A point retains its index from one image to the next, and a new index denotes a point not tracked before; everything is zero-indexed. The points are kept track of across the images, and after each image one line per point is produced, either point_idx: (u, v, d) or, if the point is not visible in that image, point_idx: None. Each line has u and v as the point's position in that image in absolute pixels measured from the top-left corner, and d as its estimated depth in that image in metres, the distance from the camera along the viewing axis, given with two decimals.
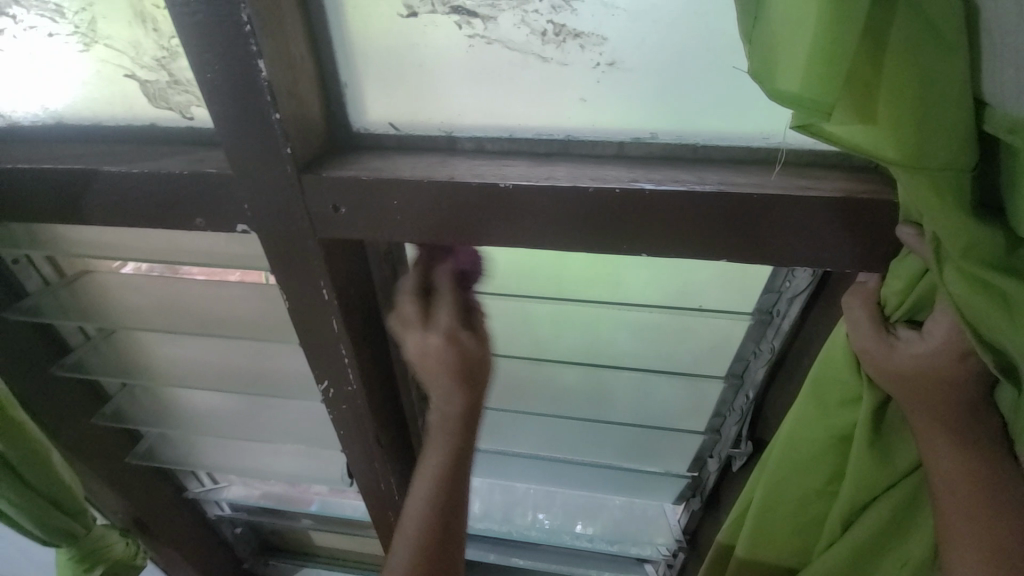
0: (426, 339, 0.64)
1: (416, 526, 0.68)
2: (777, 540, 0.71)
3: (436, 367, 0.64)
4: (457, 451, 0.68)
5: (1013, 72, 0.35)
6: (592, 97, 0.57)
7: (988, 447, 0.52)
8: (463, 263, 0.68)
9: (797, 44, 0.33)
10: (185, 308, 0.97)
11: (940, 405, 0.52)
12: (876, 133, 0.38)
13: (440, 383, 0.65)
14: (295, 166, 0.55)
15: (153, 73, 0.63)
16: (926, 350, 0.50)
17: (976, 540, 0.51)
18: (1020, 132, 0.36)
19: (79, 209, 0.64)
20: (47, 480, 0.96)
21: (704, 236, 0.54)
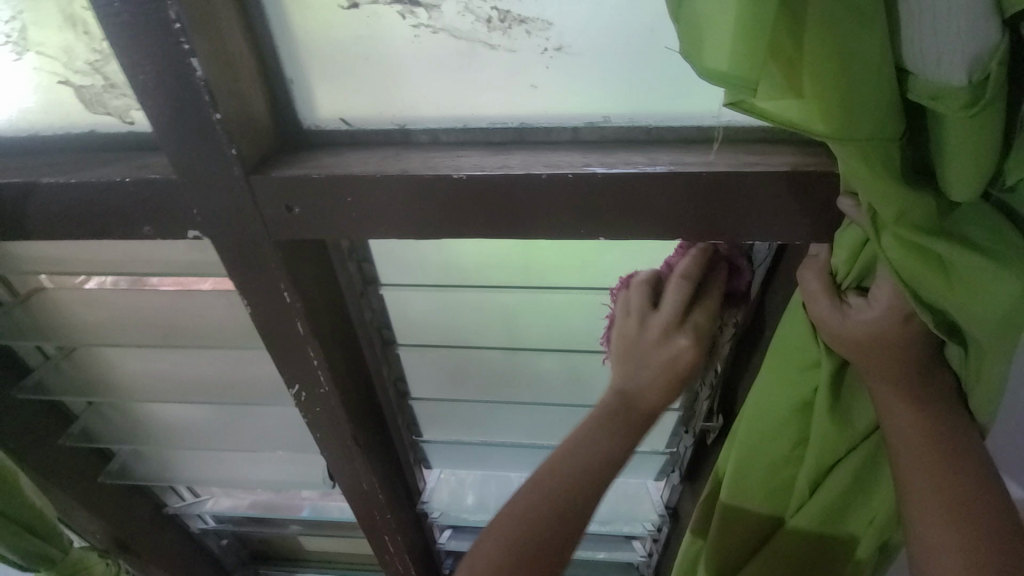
0: (677, 336, 0.63)
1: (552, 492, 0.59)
2: (751, 510, 0.74)
3: (657, 362, 0.63)
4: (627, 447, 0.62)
5: (931, 41, 0.37)
6: (543, 84, 0.57)
7: (936, 402, 0.54)
8: (736, 283, 0.66)
9: (722, 23, 0.34)
10: (149, 320, 0.95)
11: (892, 368, 0.54)
12: (806, 106, 0.39)
13: (650, 376, 0.63)
14: (242, 168, 0.53)
15: (87, 77, 0.60)
16: (875, 316, 0.52)
17: (933, 493, 0.53)
18: (941, 99, 0.38)
19: (20, 224, 0.61)
20: (17, 506, 0.93)
21: (659, 216, 0.54)
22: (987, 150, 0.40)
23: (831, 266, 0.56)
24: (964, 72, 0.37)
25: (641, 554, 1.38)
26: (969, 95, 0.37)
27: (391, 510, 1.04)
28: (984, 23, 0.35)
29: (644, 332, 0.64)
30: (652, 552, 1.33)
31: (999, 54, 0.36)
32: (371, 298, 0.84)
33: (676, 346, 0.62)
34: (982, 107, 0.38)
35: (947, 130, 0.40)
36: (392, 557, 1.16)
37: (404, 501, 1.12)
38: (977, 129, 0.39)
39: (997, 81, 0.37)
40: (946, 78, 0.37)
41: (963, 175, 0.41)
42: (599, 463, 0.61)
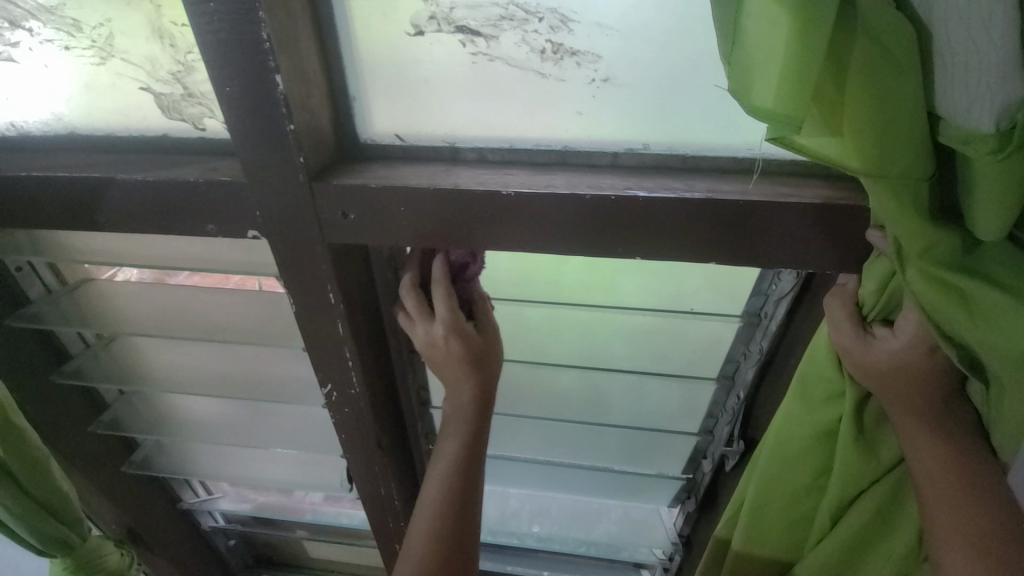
0: (432, 331, 0.69)
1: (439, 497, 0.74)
2: (769, 537, 0.74)
3: (441, 359, 0.71)
4: (470, 439, 0.74)
5: (964, 89, 0.39)
6: (588, 110, 0.61)
7: (960, 437, 0.55)
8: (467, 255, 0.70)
9: (770, 66, 0.37)
10: (188, 314, 0.99)
11: (912, 399, 0.55)
12: (842, 144, 0.42)
13: (450, 374, 0.72)
14: (307, 175, 0.58)
15: (168, 86, 0.66)
16: (897, 348, 0.54)
17: (955, 527, 0.54)
18: (971, 144, 0.41)
19: (93, 216, 0.66)
20: (45, 490, 0.96)
21: (693, 239, 0.57)
22: (1015, 192, 0.42)
23: (856, 297, 0.59)
24: (994, 119, 0.39)
25: None
26: (998, 140, 0.40)
27: (404, 518, 1.05)
28: (1016, 75, 0.38)
29: (423, 333, 0.70)
30: None
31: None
32: None
33: (438, 335, 0.69)
34: (1010, 151, 0.40)
35: (976, 172, 0.43)
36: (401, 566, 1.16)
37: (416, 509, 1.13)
38: (1006, 172, 0.41)
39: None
40: (978, 124, 0.40)
41: (991, 214, 0.44)
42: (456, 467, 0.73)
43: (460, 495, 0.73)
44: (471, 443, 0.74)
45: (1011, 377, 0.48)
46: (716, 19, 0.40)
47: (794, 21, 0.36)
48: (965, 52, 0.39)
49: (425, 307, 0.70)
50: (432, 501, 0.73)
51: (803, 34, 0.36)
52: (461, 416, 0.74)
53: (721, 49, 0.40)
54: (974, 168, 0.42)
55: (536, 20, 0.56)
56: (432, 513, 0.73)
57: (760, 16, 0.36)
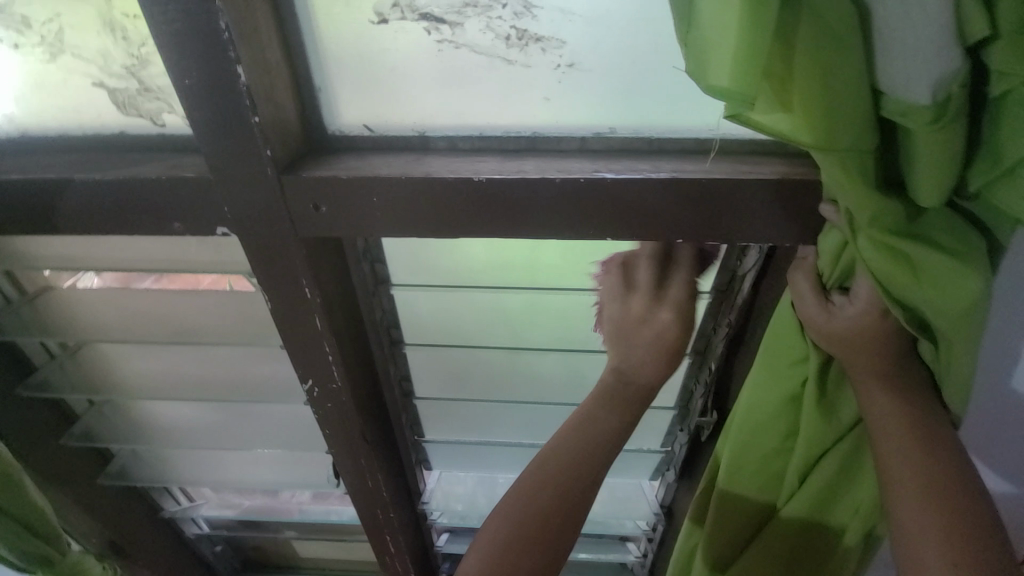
0: (659, 309, 0.65)
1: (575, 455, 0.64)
2: (744, 499, 0.78)
3: (649, 339, 0.65)
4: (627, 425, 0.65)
5: (901, 65, 0.42)
6: (555, 96, 0.62)
7: (915, 392, 0.59)
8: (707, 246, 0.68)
9: (724, 46, 0.39)
10: (159, 318, 0.96)
11: (872, 362, 0.59)
12: (796, 120, 0.44)
13: (642, 353, 0.65)
14: (275, 168, 0.57)
15: (122, 81, 0.63)
16: (856, 314, 0.57)
17: (909, 478, 0.57)
18: (910, 116, 0.44)
19: (51, 219, 0.63)
20: (21, 506, 0.93)
21: (661, 219, 0.59)
22: (950, 160, 0.46)
23: (816, 268, 0.62)
24: (929, 92, 0.42)
25: (636, 555, 1.42)
26: (933, 112, 0.43)
27: (393, 509, 1.06)
28: (947, 50, 0.41)
29: (629, 305, 0.67)
30: (647, 553, 1.38)
31: (958, 77, 0.42)
32: (382, 298, 0.87)
33: (662, 316, 0.65)
34: (945, 122, 0.44)
35: (916, 143, 0.46)
36: (392, 558, 1.17)
37: (405, 501, 1.13)
38: (942, 142, 0.45)
39: (957, 100, 0.43)
40: (916, 96, 0.43)
41: (930, 183, 0.47)
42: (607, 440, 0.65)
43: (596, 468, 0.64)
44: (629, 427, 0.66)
45: (954, 333, 0.53)
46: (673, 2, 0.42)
47: (745, 2, 0.38)
48: (902, 29, 0.41)
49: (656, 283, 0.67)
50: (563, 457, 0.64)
51: (755, 15, 0.38)
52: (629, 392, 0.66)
53: (678, 32, 0.42)
54: (915, 139, 0.46)
55: (500, 6, 0.57)
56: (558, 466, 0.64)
57: (714, 1, 0.39)
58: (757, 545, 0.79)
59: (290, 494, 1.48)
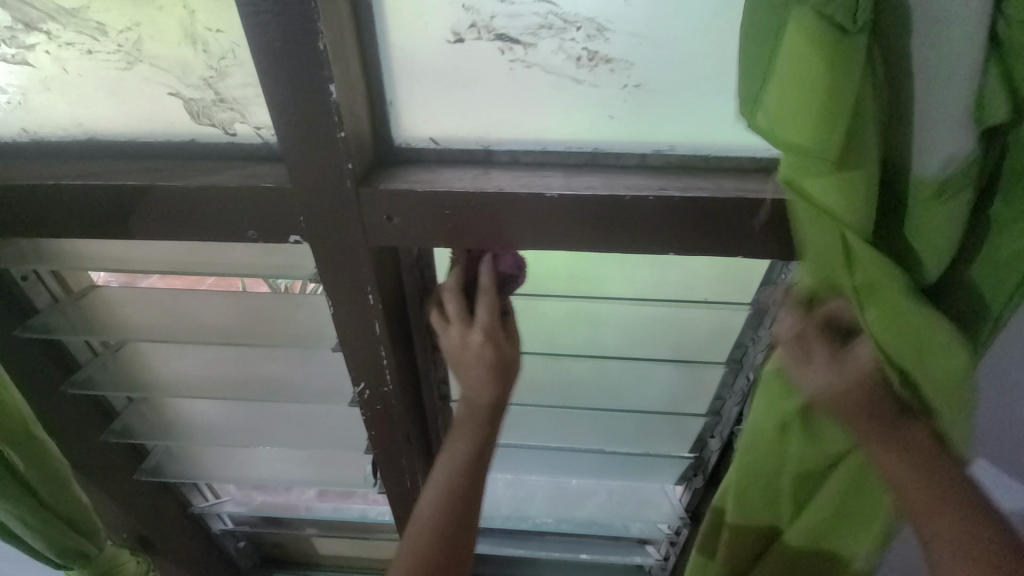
0: (468, 335, 0.68)
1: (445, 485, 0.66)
2: (746, 539, 0.72)
3: (472, 362, 0.68)
4: (484, 443, 0.68)
5: (924, 145, 0.45)
6: (619, 114, 0.64)
7: (916, 438, 0.50)
8: (512, 260, 0.70)
9: (799, 106, 0.43)
10: (202, 318, 0.98)
11: (874, 426, 0.51)
12: (836, 186, 0.46)
13: (472, 375, 0.68)
14: (354, 180, 0.59)
15: (198, 91, 0.66)
16: (830, 370, 0.52)
17: (947, 540, 0.48)
18: (917, 188, 0.47)
19: (128, 224, 0.65)
20: (65, 502, 0.94)
21: (727, 235, 0.61)
22: (946, 236, 0.48)
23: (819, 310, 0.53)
24: (934, 170, 0.46)
25: (656, 557, 1.45)
26: (933, 187, 0.46)
27: None
28: (966, 131, 0.44)
29: (450, 336, 0.70)
30: (668, 555, 1.41)
31: (969, 157, 0.45)
32: None
33: (473, 342, 0.68)
34: (946, 198, 0.46)
35: (918, 215, 0.48)
36: None
37: None
38: (944, 218, 0.47)
39: (959, 179, 0.46)
40: (924, 171, 0.46)
41: (929, 256, 0.49)
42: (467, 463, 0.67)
43: (468, 487, 0.66)
44: (484, 443, 0.68)
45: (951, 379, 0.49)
46: (742, 81, 0.47)
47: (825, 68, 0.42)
48: (931, 106, 0.44)
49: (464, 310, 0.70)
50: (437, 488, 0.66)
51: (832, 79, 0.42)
52: (475, 418, 0.68)
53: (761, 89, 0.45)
54: (915, 212, 0.48)
55: (573, 29, 0.59)
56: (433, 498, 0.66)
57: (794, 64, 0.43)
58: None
59: (300, 492, 1.49)
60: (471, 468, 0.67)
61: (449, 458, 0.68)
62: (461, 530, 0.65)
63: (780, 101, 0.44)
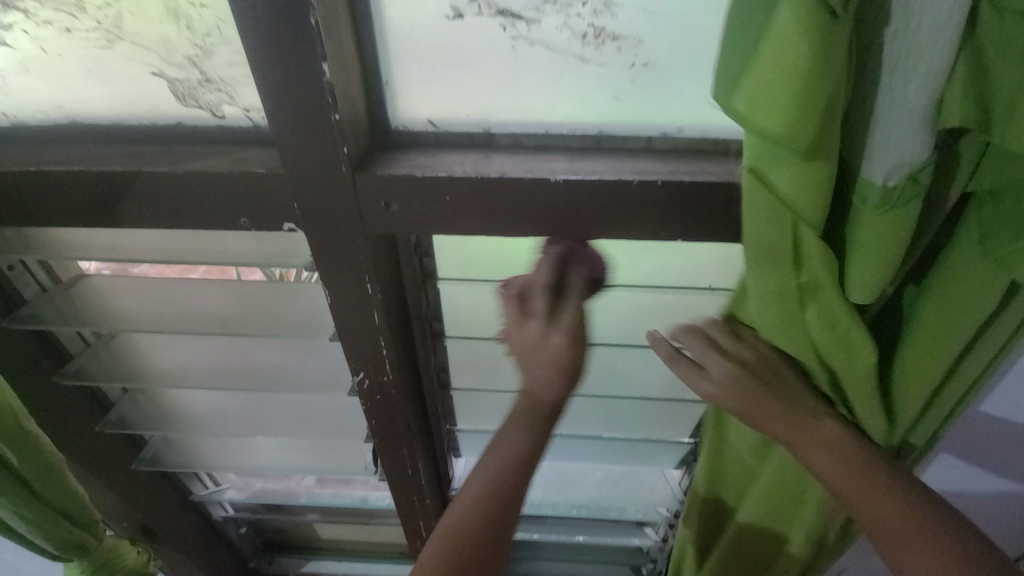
0: (547, 335, 0.62)
1: (489, 480, 0.59)
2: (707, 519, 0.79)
3: (544, 361, 0.62)
4: (539, 441, 0.61)
5: (879, 151, 0.41)
6: (625, 95, 0.62)
7: (819, 424, 0.56)
8: (595, 268, 0.65)
9: (762, 84, 0.39)
10: (195, 308, 0.96)
11: (769, 422, 0.57)
12: (791, 177, 0.42)
13: (542, 374, 0.62)
14: (350, 165, 0.56)
15: (183, 71, 0.62)
16: (722, 376, 0.58)
17: (874, 511, 0.53)
18: (864, 196, 0.43)
19: (115, 212, 0.63)
20: (61, 495, 0.93)
21: (735, 220, 0.59)
22: (886, 254, 0.44)
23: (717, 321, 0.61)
24: (881, 179, 0.42)
25: (654, 538, 1.47)
26: (879, 199, 0.43)
27: (429, 495, 1.09)
28: (927, 139, 0.41)
29: (523, 334, 0.63)
30: (667, 536, 1.42)
31: (924, 167, 0.42)
32: (428, 290, 0.87)
33: (554, 342, 0.62)
34: (888, 209, 0.43)
35: (859, 228, 0.45)
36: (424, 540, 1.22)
37: (436, 487, 1.16)
38: (885, 227, 0.43)
39: (909, 192, 0.42)
40: (872, 177, 0.42)
41: (864, 275, 0.46)
42: (518, 460, 0.60)
43: (518, 483, 0.59)
44: (538, 440, 0.61)
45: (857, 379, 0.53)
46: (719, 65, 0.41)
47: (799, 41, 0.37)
48: (898, 107, 0.40)
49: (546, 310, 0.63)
50: (479, 483, 0.59)
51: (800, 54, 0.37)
52: (533, 413, 0.62)
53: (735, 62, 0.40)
54: (858, 225, 0.45)
55: (579, 4, 0.56)
56: (472, 492, 0.59)
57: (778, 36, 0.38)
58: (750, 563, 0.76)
59: (299, 478, 1.49)
60: (523, 463, 0.60)
61: (499, 452, 0.60)
62: (501, 528, 0.58)
63: (749, 76, 0.40)
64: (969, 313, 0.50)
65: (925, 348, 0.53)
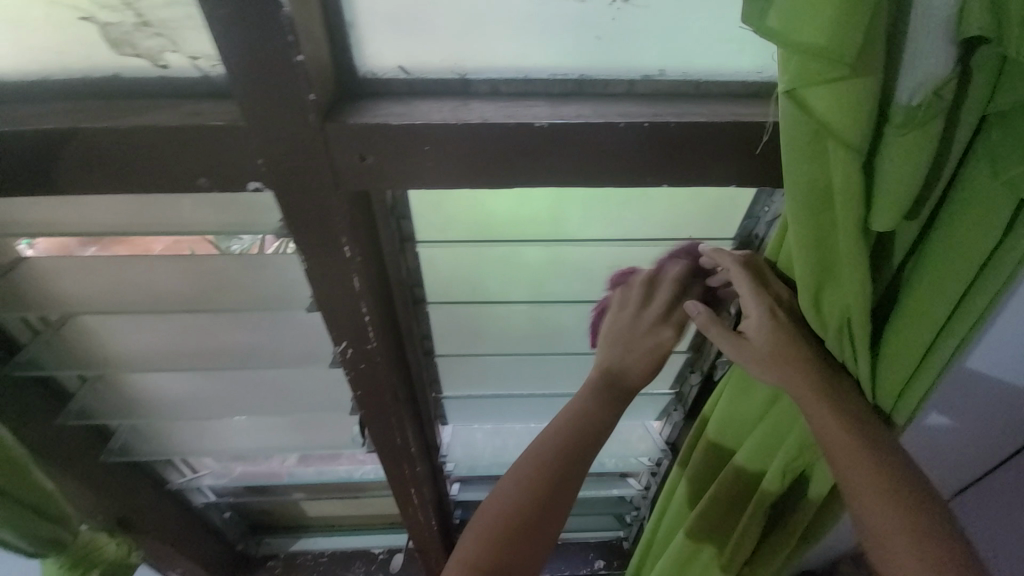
0: (664, 329, 0.74)
1: (567, 431, 0.70)
2: (703, 465, 0.84)
3: (643, 350, 0.74)
4: (606, 413, 0.71)
5: (912, 66, 0.40)
6: (606, 35, 0.59)
7: (834, 383, 0.58)
8: (716, 281, 0.75)
9: None
10: (150, 286, 0.89)
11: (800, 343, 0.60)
12: (830, 95, 0.40)
13: (637, 359, 0.74)
14: (318, 114, 0.52)
15: (117, 14, 0.55)
16: (771, 299, 0.62)
17: (870, 485, 0.55)
18: (892, 118, 0.42)
19: (52, 177, 0.56)
20: (30, 492, 0.88)
21: (720, 162, 0.58)
22: (908, 179, 0.43)
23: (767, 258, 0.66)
24: (908, 98, 0.40)
25: (636, 487, 1.53)
26: (902, 118, 0.41)
27: (418, 462, 1.09)
28: (952, 52, 0.39)
29: (639, 323, 0.75)
30: (648, 484, 1.49)
31: (948, 85, 0.40)
32: (407, 255, 0.84)
33: (664, 335, 0.74)
34: (913, 130, 0.41)
35: (884, 152, 0.43)
36: (415, 508, 1.23)
37: (424, 455, 1.16)
38: (909, 151, 0.42)
39: (931, 109, 0.41)
40: (899, 96, 0.41)
41: (890, 205, 0.45)
42: (585, 423, 0.70)
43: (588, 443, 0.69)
44: (613, 405, 0.72)
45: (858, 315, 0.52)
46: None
47: None
48: (925, 18, 0.38)
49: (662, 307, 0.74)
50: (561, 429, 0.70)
51: None
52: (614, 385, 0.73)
53: None
54: (884, 148, 0.43)
55: None
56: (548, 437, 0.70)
57: None
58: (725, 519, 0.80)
59: (279, 458, 1.47)
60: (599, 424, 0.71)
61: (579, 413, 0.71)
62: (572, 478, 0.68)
63: None
64: (984, 246, 0.49)
65: (928, 286, 0.52)
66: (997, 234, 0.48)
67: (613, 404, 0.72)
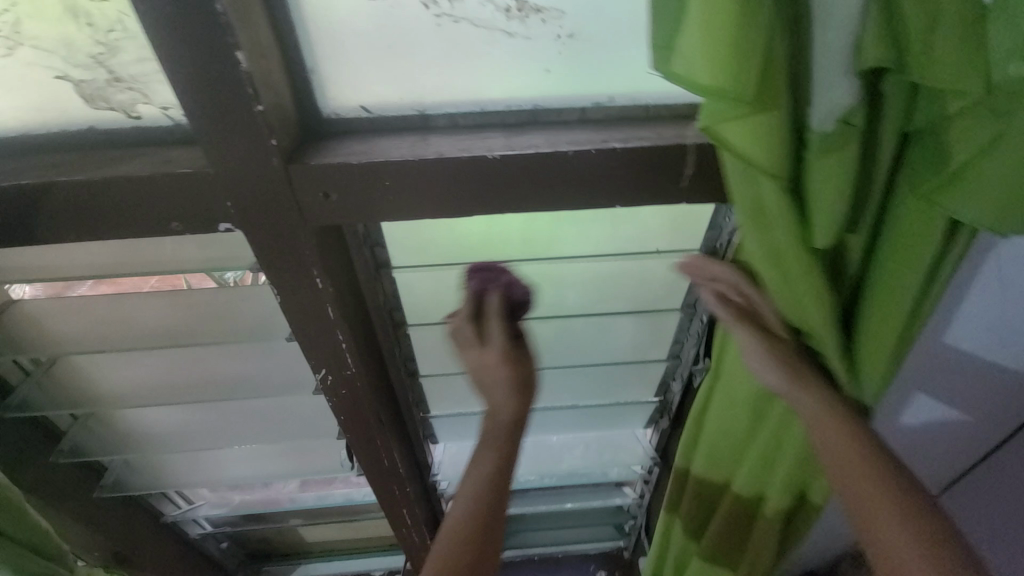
0: (485, 356, 0.71)
1: (471, 496, 0.66)
2: (704, 492, 0.85)
3: (499, 382, 0.71)
4: (499, 462, 0.68)
5: (823, 97, 0.42)
6: (555, 67, 0.63)
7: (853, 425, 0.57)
8: (513, 290, 0.72)
9: (693, 41, 0.40)
10: (135, 323, 0.91)
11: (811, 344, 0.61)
12: (748, 129, 0.43)
13: (499, 396, 0.71)
14: (281, 157, 0.55)
15: (89, 71, 0.58)
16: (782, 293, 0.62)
17: (903, 529, 0.52)
18: (812, 144, 0.44)
19: (30, 227, 0.59)
20: (25, 529, 0.86)
21: (670, 182, 0.61)
22: (838, 198, 0.45)
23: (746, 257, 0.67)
24: (820, 124, 0.42)
25: (631, 496, 1.54)
26: (820, 144, 0.43)
27: (409, 482, 1.10)
28: (853, 81, 0.41)
29: (479, 358, 0.72)
30: (643, 493, 1.50)
31: (856, 111, 0.43)
32: (383, 280, 0.87)
33: (492, 362, 0.71)
34: (833, 153, 0.44)
35: (810, 176, 0.45)
36: (409, 527, 1.24)
37: (415, 474, 1.17)
38: (835, 172, 0.44)
39: (844, 134, 0.43)
40: (815, 124, 0.43)
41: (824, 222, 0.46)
42: (490, 482, 0.67)
43: (493, 503, 0.66)
44: (508, 450, 0.69)
45: (819, 326, 0.53)
46: (654, 31, 0.44)
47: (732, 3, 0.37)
48: (826, 53, 0.41)
49: (476, 334, 0.72)
50: (466, 501, 0.66)
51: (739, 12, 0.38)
52: (497, 430, 0.70)
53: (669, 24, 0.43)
54: (809, 172, 0.45)
55: None
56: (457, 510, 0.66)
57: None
58: (743, 531, 0.83)
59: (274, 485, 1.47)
60: (498, 477, 0.67)
61: (473, 471, 0.68)
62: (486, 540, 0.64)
63: (685, 40, 0.41)
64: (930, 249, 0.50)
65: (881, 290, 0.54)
66: (937, 242, 0.50)
67: (504, 449, 0.69)
